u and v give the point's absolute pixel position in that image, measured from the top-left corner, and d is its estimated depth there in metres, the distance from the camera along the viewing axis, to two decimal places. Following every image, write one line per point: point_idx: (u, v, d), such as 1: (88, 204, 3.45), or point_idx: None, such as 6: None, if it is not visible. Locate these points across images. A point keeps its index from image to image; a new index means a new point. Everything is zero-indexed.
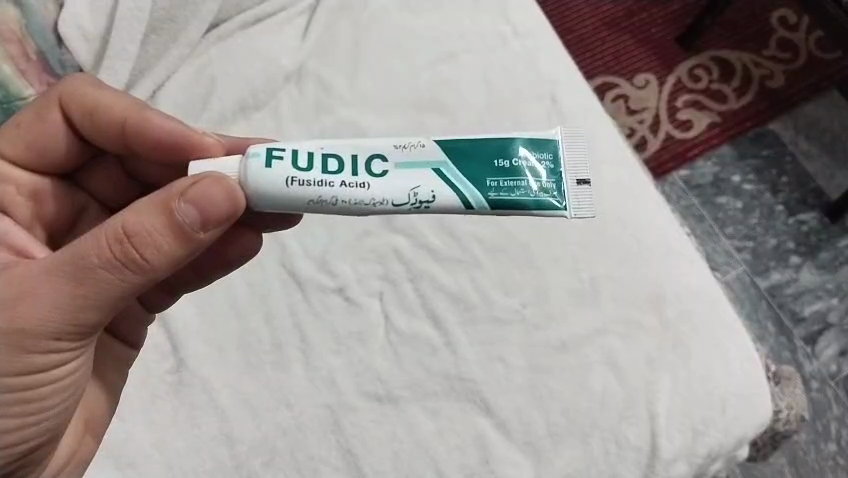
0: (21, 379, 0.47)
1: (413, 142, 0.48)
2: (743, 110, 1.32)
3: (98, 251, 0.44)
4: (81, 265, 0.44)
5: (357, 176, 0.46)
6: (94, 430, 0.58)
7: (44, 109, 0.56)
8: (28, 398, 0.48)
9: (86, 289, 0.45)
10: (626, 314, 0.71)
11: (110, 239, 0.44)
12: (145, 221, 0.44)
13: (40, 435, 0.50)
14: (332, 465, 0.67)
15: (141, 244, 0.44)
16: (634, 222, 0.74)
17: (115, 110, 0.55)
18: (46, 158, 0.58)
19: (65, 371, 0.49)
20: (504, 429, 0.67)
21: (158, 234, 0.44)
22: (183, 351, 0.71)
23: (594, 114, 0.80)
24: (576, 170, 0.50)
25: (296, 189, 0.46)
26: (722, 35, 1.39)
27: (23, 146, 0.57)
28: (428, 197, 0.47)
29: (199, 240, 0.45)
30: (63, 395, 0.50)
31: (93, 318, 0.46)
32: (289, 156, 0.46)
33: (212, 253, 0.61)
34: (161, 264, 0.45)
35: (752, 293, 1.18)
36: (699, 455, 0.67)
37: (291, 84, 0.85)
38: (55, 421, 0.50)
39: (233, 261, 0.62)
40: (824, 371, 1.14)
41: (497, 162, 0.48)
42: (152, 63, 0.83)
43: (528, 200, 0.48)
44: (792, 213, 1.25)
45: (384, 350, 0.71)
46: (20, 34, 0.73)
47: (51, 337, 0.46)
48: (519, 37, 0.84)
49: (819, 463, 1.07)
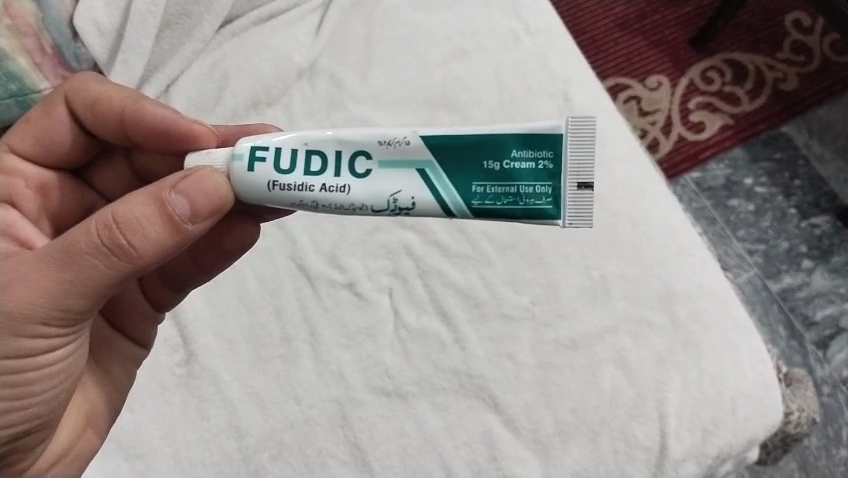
0: (9, 363, 0.47)
1: (398, 138, 0.47)
2: (755, 112, 1.32)
3: (88, 238, 0.44)
4: (70, 252, 0.44)
5: (339, 178, 0.47)
6: (97, 423, 0.58)
7: (51, 105, 0.57)
8: (15, 382, 0.48)
9: (74, 276, 0.45)
10: (637, 313, 0.70)
11: (99, 227, 0.44)
12: (135, 210, 0.44)
13: (31, 418, 0.50)
14: (340, 460, 0.67)
15: (130, 231, 0.44)
16: (645, 220, 0.74)
17: (114, 102, 0.55)
18: (51, 151, 0.58)
19: (52, 357, 0.49)
20: (512, 426, 0.67)
21: (147, 223, 0.44)
22: (193, 344, 0.71)
23: (606, 112, 0.80)
24: (577, 171, 0.46)
25: (278, 193, 0.47)
26: (736, 37, 1.38)
27: (30, 142, 0.58)
28: (408, 203, 0.47)
29: (187, 230, 0.45)
30: (53, 381, 0.50)
31: (81, 306, 0.46)
32: (272, 157, 0.47)
33: (211, 246, 0.61)
34: (148, 254, 0.44)
35: (763, 296, 1.17)
36: (710, 457, 0.66)
37: (303, 80, 0.85)
38: (43, 407, 0.51)
39: (232, 253, 0.62)
40: (835, 375, 1.13)
41: (487, 163, 0.46)
42: (166, 58, 0.84)
43: (516, 209, 0.46)
44: (804, 216, 1.24)
45: (394, 345, 0.71)
46: (36, 28, 0.74)
47: (39, 323, 0.46)
48: (532, 36, 0.84)
49: (831, 468, 1.06)
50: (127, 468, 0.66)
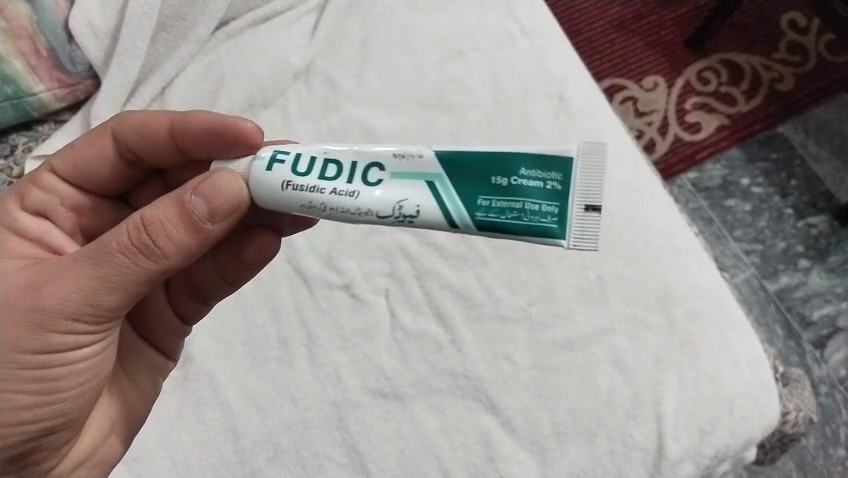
0: (39, 358, 0.48)
1: (412, 152, 0.47)
2: (752, 113, 1.32)
3: (116, 239, 0.45)
4: (100, 250, 0.46)
5: (351, 184, 0.47)
6: (121, 431, 0.58)
7: (97, 137, 0.57)
8: (43, 376, 0.48)
9: (103, 275, 0.46)
10: (633, 314, 0.70)
11: (128, 227, 0.45)
12: (159, 211, 0.45)
13: (57, 415, 0.51)
14: (336, 462, 0.67)
15: (156, 232, 0.45)
16: (642, 221, 0.74)
17: (159, 125, 0.55)
18: (93, 180, 0.58)
19: (79, 355, 0.49)
20: (509, 427, 0.67)
21: (170, 223, 0.45)
22: (190, 346, 0.71)
23: (602, 112, 0.80)
24: (585, 193, 0.46)
25: (290, 193, 0.47)
26: (732, 38, 1.39)
27: (70, 164, 0.57)
28: (412, 211, 0.46)
29: (208, 231, 0.46)
30: (79, 379, 0.51)
31: (111, 303, 0.47)
32: (291, 161, 0.47)
33: (232, 260, 0.61)
34: (173, 253, 0.46)
35: (760, 297, 1.17)
36: (707, 457, 0.66)
37: (299, 81, 0.85)
38: (69, 404, 0.51)
39: (253, 268, 0.61)
40: (833, 375, 1.13)
41: (495, 179, 0.46)
42: (161, 60, 0.84)
43: (520, 225, 0.46)
44: (801, 216, 1.24)
45: (390, 346, 0.71)
46: (32, 30, 0.76)
47: (70, 319, 0.47)
48: (528, 37, 0.84)
49: (829, 468, 1.06)
50: (123, 471, 0.66)
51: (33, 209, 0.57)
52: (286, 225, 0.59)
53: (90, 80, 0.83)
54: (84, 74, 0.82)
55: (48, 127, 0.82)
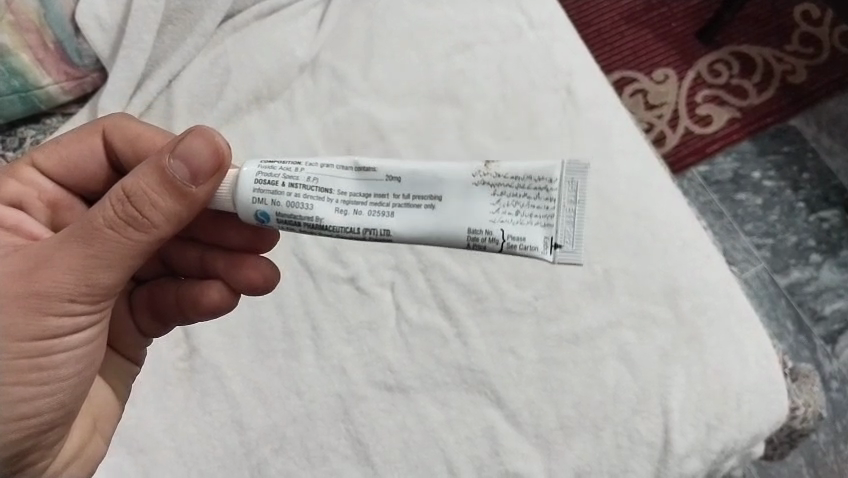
0: (38, 345, 0.48)
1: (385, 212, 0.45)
2: (764, 106, 1.30)
3: (101, 215, 0.46)
4: (89, 228, 0.46)
5: None
6: (103, 429, 0.59)
7: (88, 134, 0.58)
8: (43, 364, 0.48)
9: (95, 253, 0.46)
10: (639, 308, 0.70)
11: (114, 202, 0.46)
12: (142, 181, 0.45)
13: (56, 408, 0.50)
14: (341, 454, 0.67)
15: (142, 203, 0.45)
16: (650, 216, 0.73)
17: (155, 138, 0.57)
18: (77, 177, 0.58)
19: (78, 339, 0.50)
20: (514, 421, 0.67)
21: (155, 192, 0.45)
22: (196, 338, 0.71)
23: (610, 105, 0.79)
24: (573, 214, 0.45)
25: None
26: (745, 30, 1.37)
27: (55, 160, 0.58)
28: None
29: (194, 197, 0.46)
30: (78, 365, 0.51)
31: (106, 282, 0.48)
32: None
33: (187, 296, 0.60)
34: (163, 222, 0.46)
35: (771, 291, 1.16)
36: (714, 451, 0.65)
37: (305, 75, 0.85)
38: (66, 395, 0.51)
39: (203, 312, 0.60)
40: (844, 370, 1.11)
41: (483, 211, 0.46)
42: (168, 53, 0.84)
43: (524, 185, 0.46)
44: (813, 210, 1.23)
45: (395, 338, 0.71)
46: (39, 23, 0.77)
47: (66, 300, 0.47)
48: (535, 29, 0.83)
49: (839, 463, 1.05)
50: (129, 463, 0.66)
51: (9, 200, 0.58)
52: (240, 285, 0.59)
53: (97, 73, 0.83)
54: (91, 67, 0.83)
55: (54, 120, 0.83)
